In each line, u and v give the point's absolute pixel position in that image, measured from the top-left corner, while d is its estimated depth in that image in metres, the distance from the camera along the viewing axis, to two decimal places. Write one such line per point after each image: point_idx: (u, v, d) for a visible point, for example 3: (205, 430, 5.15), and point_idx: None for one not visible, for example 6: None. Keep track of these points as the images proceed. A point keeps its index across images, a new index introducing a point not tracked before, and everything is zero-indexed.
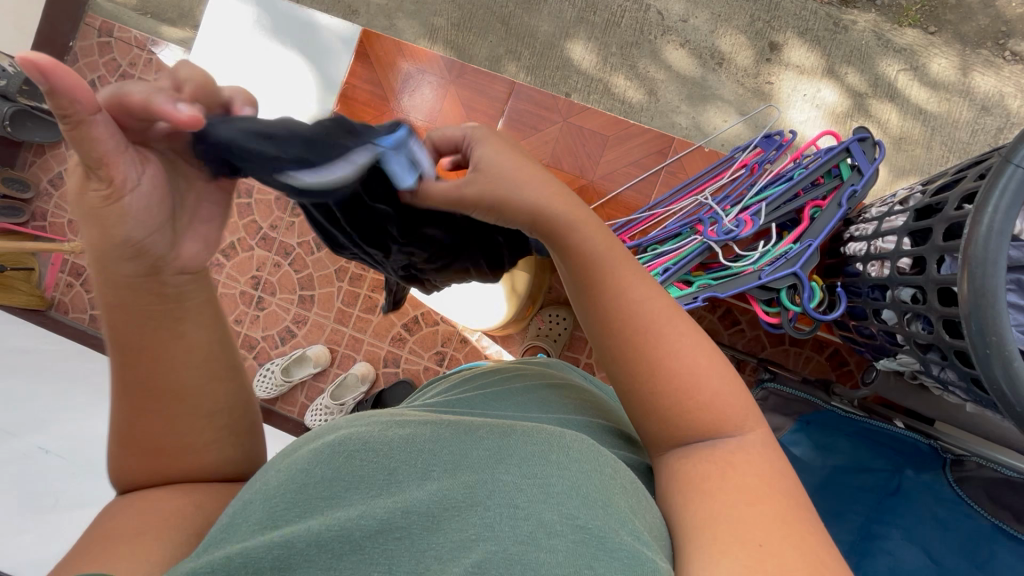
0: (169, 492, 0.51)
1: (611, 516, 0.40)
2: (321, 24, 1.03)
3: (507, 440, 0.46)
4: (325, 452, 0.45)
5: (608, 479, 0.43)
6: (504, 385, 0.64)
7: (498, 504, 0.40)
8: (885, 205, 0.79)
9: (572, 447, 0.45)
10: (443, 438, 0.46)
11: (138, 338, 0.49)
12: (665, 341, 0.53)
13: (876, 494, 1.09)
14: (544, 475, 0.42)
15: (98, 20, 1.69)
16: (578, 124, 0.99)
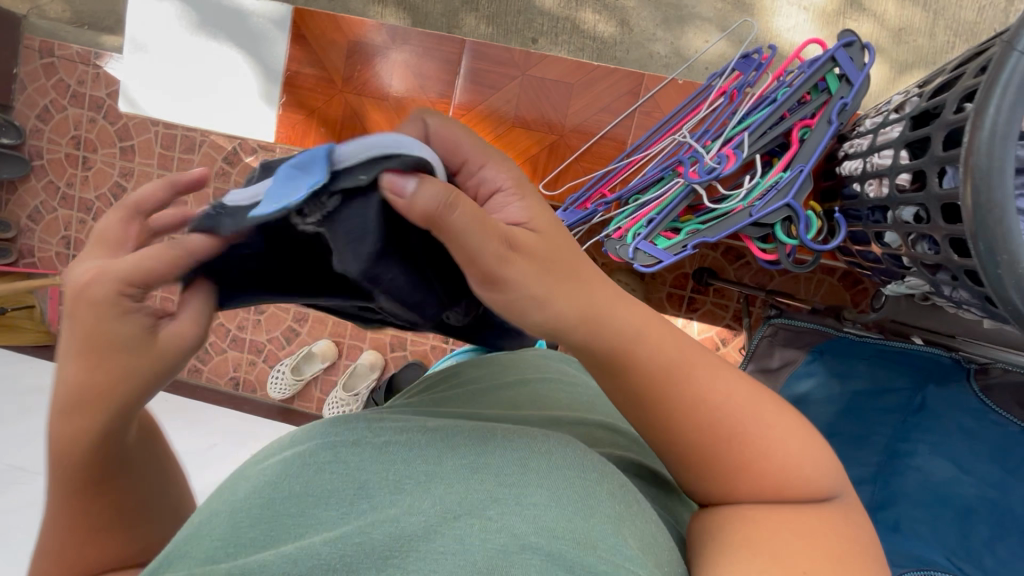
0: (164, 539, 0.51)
1: (592, 528, 0.38)
2: (252, 10, 0.95)
3: (486, 446, 0.44)
4: (295, 465, 0.43)
5: (593, 485, 0.42)
6: (492, 381, 0.63)
7: (469, 515, 0.38)
8: (880, 115, 0.72)
9: (556, 453, 0.44)
10: (414, 448, 0.44)
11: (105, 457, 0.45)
12: (756, 443, 0.43)
13: (900, 414, 1.06)
14: (521, 486, 0.41)
15: (35, 41, 1.62)
16: (539, 74, 0.91)
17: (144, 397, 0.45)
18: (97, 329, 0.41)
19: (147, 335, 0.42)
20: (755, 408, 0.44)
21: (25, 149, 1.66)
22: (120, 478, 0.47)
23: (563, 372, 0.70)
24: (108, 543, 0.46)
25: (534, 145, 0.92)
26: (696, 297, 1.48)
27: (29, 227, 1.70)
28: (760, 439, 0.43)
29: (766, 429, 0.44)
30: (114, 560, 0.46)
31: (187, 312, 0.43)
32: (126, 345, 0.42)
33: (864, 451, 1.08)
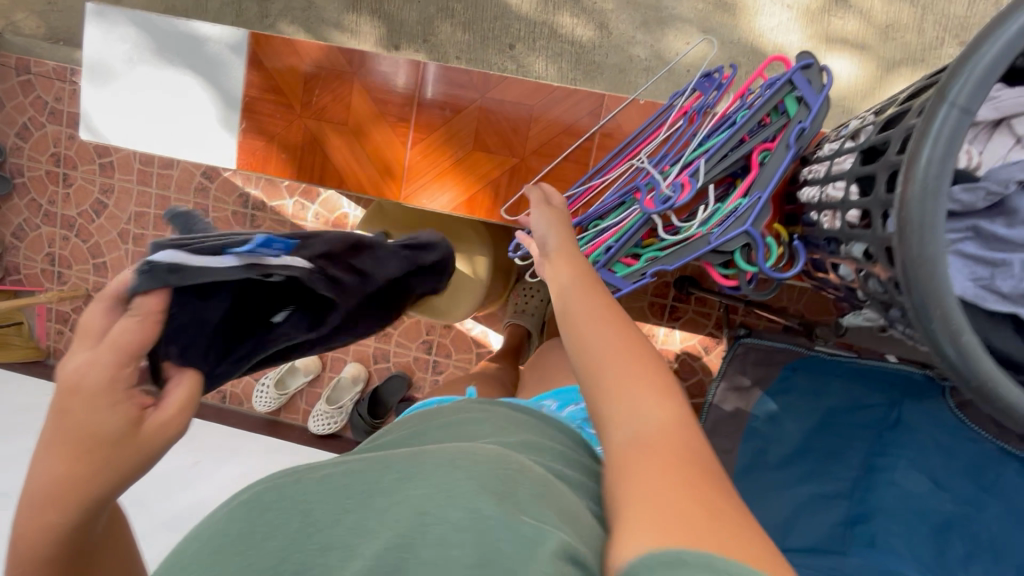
0: None
1: (511, 503, 0.44)
2: (208, 35, 0.93)
3: (416, 464, 0.50)
4: (241, 510, 0.49)
5: (513, 471, 0.49)
6: (429, 420, 0.66)
7: (408, 516, 0.44)
8: (839, 140, 0.69)
9: (481, 453, 0.51)
10: (353, 476, 0.51)
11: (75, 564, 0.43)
12: (635, 373, 0.50)
13: (877, 429, 1.05)
14: (450, 482, 0.47)
15: (11, 58, 1.61)
16: (498, 96, 0.89)
17: (123, 489, 0.44)
18: (78, 428, 0.41)
19: (130, 430, 0.42)
20: (627, 332, 0.55)
21: (7, 167, 1.66)
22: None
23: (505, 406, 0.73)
24: None
25: (496, 169, 0.91)
26: (678, 305, 1.47)
27: (14, 244, 1.71)
28: (627, 359, 0.52)
29: (625, 348, 0.53)
30: None
31: (170, 401, 0.46)
32: (100, 442, 0.41)
33: (841, 466, 1.06)
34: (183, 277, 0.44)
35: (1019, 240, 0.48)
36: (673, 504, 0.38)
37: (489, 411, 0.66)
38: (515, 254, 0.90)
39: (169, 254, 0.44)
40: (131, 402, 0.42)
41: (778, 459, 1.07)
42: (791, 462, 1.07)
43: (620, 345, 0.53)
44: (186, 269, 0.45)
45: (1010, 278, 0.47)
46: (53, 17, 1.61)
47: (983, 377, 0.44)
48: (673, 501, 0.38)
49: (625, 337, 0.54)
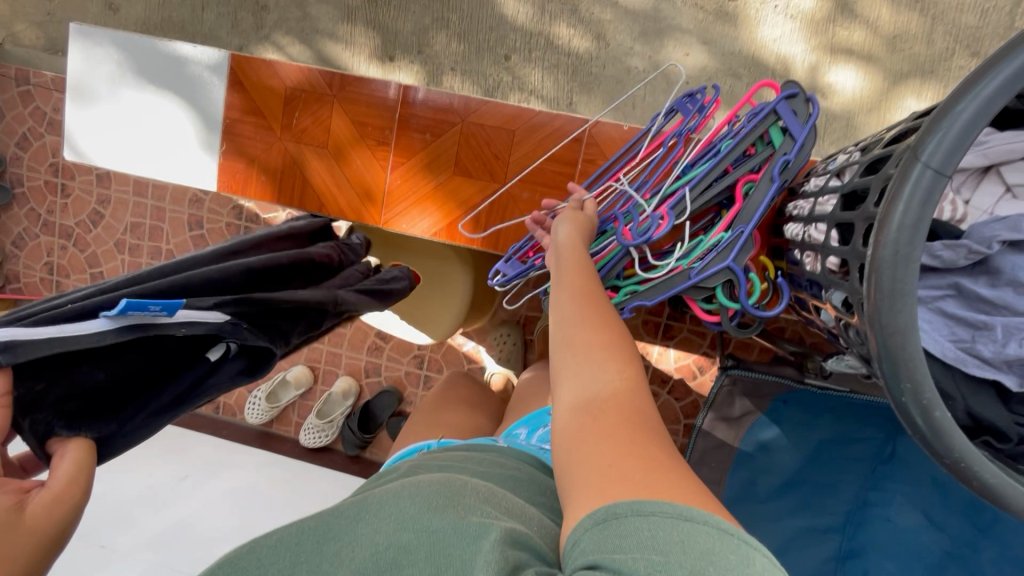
0: None
1: (458, 510, 0.56)
2: (188, 56, 0.92)
3: (360, 505, 0.60)
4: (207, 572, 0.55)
5: (457, 491, 0.60)
6: (391, 476, 0.74)
7: (364, 540, 0.54)
8: (824, 175, 0.66)
9: (419, 487, 0.61)
10: (315, 517, 0.60)
11: None
12: (603, 363, 0.54)
13: (870, 462, 1.02)
14: (398, 509, 0.57)
15: (11, 69, 1.63)
16: (478, 120, 0.86)
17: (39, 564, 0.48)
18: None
19: (12, 513, 0.47)
20: (584, 310, 0.60)
21: (6, 176, 1.68)
22: None
23: (460, 449, 0.82)
24: None
25: (477, 194, 0.89)
26: (672, 324, 1.44)
27: (14, 253, 1.72)
28: (580, 342, 0.57)
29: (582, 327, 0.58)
30: None
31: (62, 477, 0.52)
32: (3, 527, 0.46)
33: (831, 499, 1.04)
34: (14, 353, 0.49)
35: (1001, 301, 0.46)
36: (619, 468, 0.45)
37: (440, 459, 0.77)
38: (496, 282, 0.88)
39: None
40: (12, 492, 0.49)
41: (768, 491, 1.05)
42: (780, 495, 1.05)
43: (575, 328, 0.58)
44: (19, 346, 0.49)
45: (990, 343, 0.45)
46: (51, 27, 1.62)
47: (958, 455, 0.41)
48: (616, 462, 0.46)
49: (582, 318, 0.59)
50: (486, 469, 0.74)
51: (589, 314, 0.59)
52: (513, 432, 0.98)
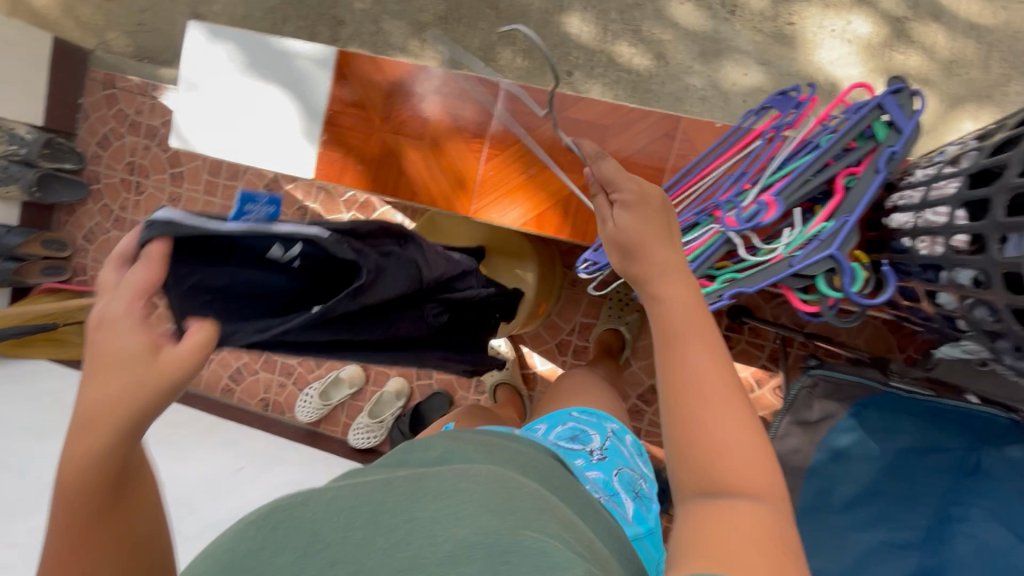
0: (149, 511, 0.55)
1: (518, 518, 0.51)
2: (298, 52, 0.99)
3: (417, 489, 0.55)
4: (263, 525, 0.54)
5: (515, 494, 0.55)
6: (450, 453, 0.69)
7: (416, 537, 0.49)
8: (933, 165, 0.68)
9: (476, 479, 0.57)
10: (367, 497, 0.55)
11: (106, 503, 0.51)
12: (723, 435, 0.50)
13: (951, 476, 0.97)
14: (456, 503, 0.52)
15: (101, 74, 1.73)
16: (574, 116, 0.91)
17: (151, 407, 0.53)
18: (111, 347, 0.53)
19: (146, 352, 0.53)
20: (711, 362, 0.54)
21: (84, 173, 1.75)
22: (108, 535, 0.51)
23: (515, 442, 0.79)
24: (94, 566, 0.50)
25: (568, 185, 0.92)
26: (730, 335, 1.43)
27: (84, 247, 1.78)
28: (708, 398, 0.52)
29: (708, 382, 0.52)
30: None
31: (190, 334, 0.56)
32: (134, 360, 0.52)
33: (912, 514, 0.99)
34: (170, 225, 0.52)
35: None
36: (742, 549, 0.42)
37: (483, 449, 0.72)
38: (582, 270, 0.90)
39: (163, 210, 0.53)
40: (154, 333, 0.54)
41: (844, 500, 1.02)
42: (854, 506, 1.02)
43: (703, 384, 0.52)
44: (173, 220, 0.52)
45: None
46: (141, 37, 1.73)
47: None
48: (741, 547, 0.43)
49: (708, 371, 0.53)
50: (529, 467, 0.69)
51: (714, 368, 0.53)
52: (534, 426, 1.06)
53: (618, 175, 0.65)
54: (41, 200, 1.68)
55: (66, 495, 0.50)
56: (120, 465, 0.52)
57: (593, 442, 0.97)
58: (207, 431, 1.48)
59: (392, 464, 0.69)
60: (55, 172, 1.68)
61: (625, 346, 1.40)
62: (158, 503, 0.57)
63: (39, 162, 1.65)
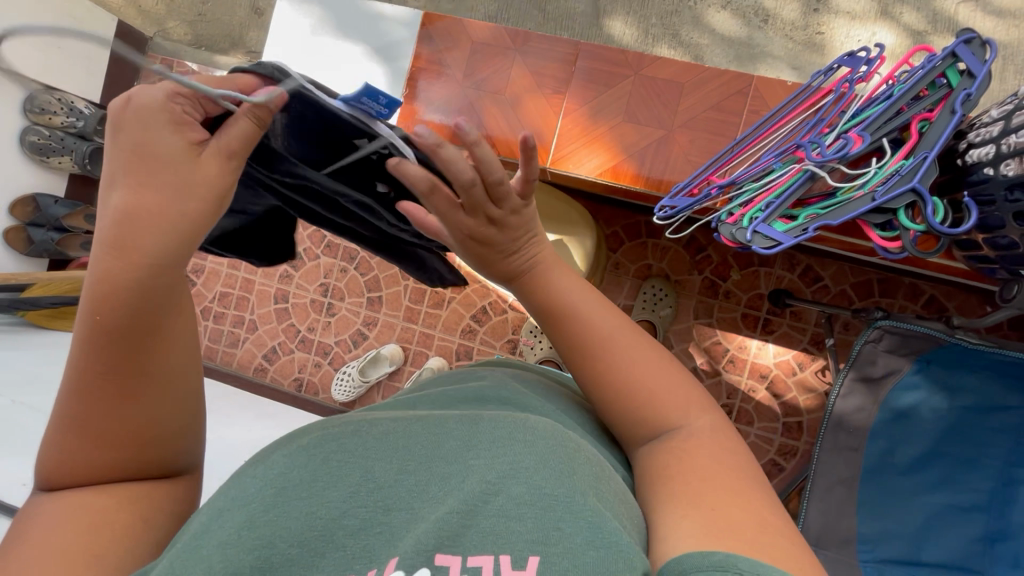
0: (172, 350, 0.49)
1: (575, 481, 0.40)
2: (387, 13, 1.11)
3: (474, 427, 0.46)
4: (300, 456, 0.46)
5: (572, 450, 0.44)
6: (477, 387, 0.59)
7: (469, 484, 0.40)
8: (1006, 105, 0.74)
9: (534, 427, 0.45)
10: (413, 432, 0.46)
11: (129, 357, 0.46)
12: (618, 357, 0.53)
13: (1015, 435, 0.98)
14: (510, 454, 0.42)
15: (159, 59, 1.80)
16: (651, 75, 1.02)
17: (184, 224, 0.44)
18: (146, 144, 0.44)
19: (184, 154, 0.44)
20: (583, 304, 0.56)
21: None
22: (127, 392, 0.47)
23: (547, 378, 0.69)
24: (127, 415, 0.47)
25: (645, 138, 1.01)
26: (772, 318, 1.42)
27: None
28: (610, 360, 0.53)
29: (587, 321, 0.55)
30: (140, 429, 0.48)
31: (236, 121, 0.45)
32: (181, 165, 0.44)
33: (975, 475, 1.01)
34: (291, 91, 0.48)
35: None
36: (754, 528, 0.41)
37: (532, 390, 0.59)
38: (658, 216, 0.93)
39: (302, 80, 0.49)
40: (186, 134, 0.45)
41: (907, 463, 1.02)
42: (919, 469, 1.03)
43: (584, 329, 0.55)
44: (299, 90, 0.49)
45: None
46: (200, 26, 1.81)
47: None
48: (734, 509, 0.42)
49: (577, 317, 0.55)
50: (588, 423, 0.57)
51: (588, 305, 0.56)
52: None
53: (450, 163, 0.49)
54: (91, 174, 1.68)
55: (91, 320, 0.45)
56: (153, 301, 0.45)
57: None
58: (245, 403, 1.46)
59: (422, 395, 0.60)
60: None
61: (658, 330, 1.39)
62: (194, 332, 0.52)
63: (93, 136, 1.65)
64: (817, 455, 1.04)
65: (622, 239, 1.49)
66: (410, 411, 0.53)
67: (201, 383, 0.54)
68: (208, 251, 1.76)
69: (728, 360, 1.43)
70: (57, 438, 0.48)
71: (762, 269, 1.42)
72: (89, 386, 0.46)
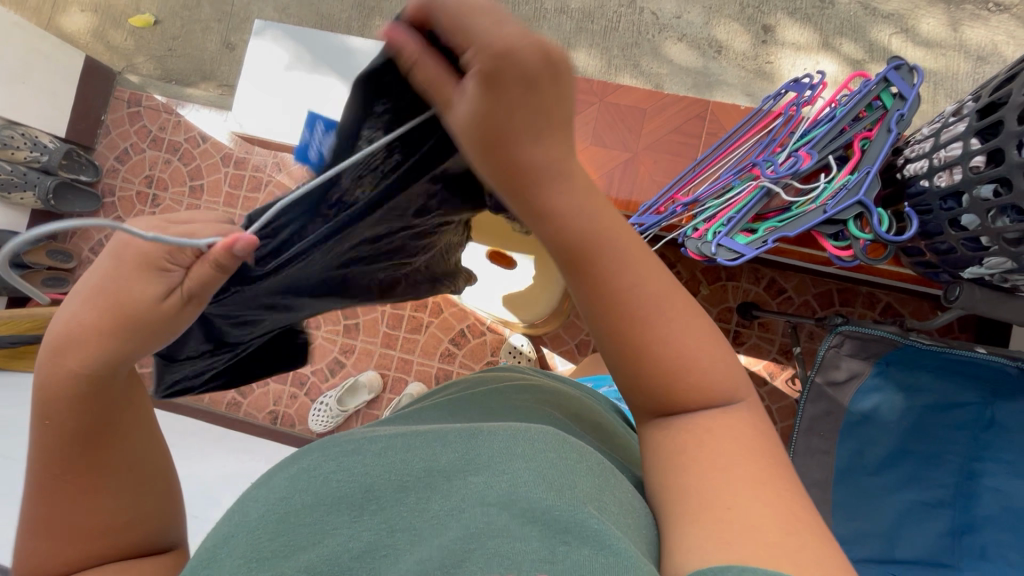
0: (134, 440, 0.52)
1: (578, 495, 0.42)
2: (360, 48, 1.16)
3: (473, 439, 0.46)
4: (302, 479, 0.45)
5: (575, 462, 0.45)
6: (474, 402, 0.59)
7: (471, 501, 0.41)
8: (936, 122, 0.81)
9: (537, 439, 0.46)
10: (415, 447, 0.46)
11: (80, 452, 0.48)
12: (653, 327, 0.47)
13: (971, 431, 1.04)
14: (511, 469, 0.43)
15: (126, 93, 1.79)
16: (615, 102, 1.08)
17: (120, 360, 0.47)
18: (119, 297, 0.44)
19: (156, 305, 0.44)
20: (615, 240, 0.47)
21: (99, 186, 1.74)
22: (93, 483, 0.49)
23: (543, 379, 0.72)
24: (92, 499, 0.50)
25: (610, 161, 1.06)
26: (741, 330, 1.47)
27: (90, 260, 1.74)
28: (645, 321, 0.47)
29: (616, 269, 0.46)
30: (109, 512, 0.50)
31: (196, 268, 0.43)
32: (143, 312, 0.45)
33: (937, 471, 1.06)
34: None
35: None
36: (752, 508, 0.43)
37: (530, 400, 0.60)
38: None
39: None
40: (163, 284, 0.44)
41: (877, 462, 1.06)
42: (888, 467, 1.07)
43: (603, 278, 0.46)
44: None
45: None
46: (170, 61, 1.82)
47: None
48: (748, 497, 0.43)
49: (611, 259, 0.47)
50: (586, 427, 0.59)
51: (609, 245, 0.46)
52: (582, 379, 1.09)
53: (467, 11, 0.36)
54: (53, 209, 1.65)
55: (43, 437, 0.48)
56: (94, 412, 0.48)
57: None
58: (219, 438, 1.42)
59: (412, 411, 0.62)
60: (71, 182, 1.67)
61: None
62: (150, 430, 0.54)
63: (58, 171, 1.63)
64: (793, 460, 1.07)
65: None
66: (408, 424, 0.53)
67: (167, 457, 0.56)
68: None
69: None
70: (25, 542, 0.50)
71: (730, 283, 1.48)
72: (46, 488, 0.49)
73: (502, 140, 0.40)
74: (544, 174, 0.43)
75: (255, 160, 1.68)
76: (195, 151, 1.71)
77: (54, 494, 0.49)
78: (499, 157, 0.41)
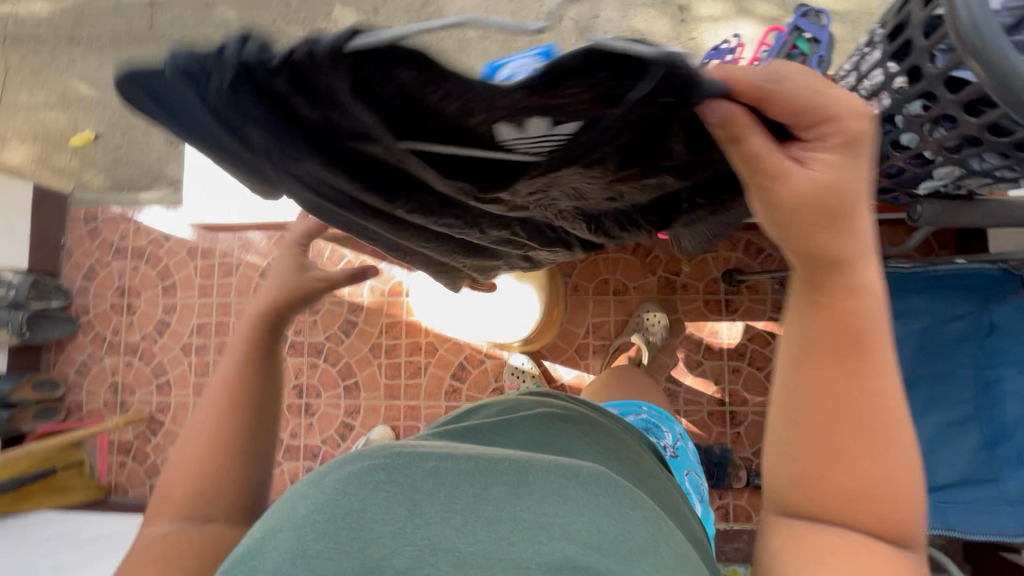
0: (272, 409, 0.61)
1: (633, 548, 0.41)
2: None
3: (525, 476, 0.45)
4: (352, 484, 0.44)
5: (626, 510, 0.45)
6: (520, 433, 0.59)
7: (522, 537, 0.39)
8: (854, 56, 0.83)
9: (590, 487, 0.46)
10: (467, 476, 0.45)
11: (243, 394, 0.59)
12: (887, 448, 0.39)
13: (974, 339, 1.04)
14: (564, 515, 0.42)
15: (81, 211, 1.80)
16: None
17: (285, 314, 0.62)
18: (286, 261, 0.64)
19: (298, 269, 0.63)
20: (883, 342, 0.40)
21: (72, 308, 1.76)
22: (234, 432, 0.57)
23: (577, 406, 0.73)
24: (231, 445, 0.57)
25: None
26: (732, 298, 1.48)
27: (78, 383, 1.73)
28: (881, 438, 0.39)
29: (879, 375, 0.39)
30: (236, 465, 0.56)
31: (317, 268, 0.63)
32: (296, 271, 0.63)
33: (954, 388, 1.05)
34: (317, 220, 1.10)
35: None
36: None
37: (574, 434, 0.61)
38: None
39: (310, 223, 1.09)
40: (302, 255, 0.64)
41: None
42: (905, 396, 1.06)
43: (865, 373, 0.39)
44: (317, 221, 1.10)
45: None
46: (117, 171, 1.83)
47: None
48: None
49: (880, 351, 0.39)
50: (624, 464, 0.60)
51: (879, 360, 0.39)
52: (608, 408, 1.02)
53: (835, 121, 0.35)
54: (30, 341, 1.64)
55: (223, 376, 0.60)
56: (257, 362, 0.61)
57: (666, 438, 0.94)
58: None
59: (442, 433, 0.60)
60: (44, 310, 1.67)
61: (644, 350, 1.39)
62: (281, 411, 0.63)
63: (29, 303, 1.63)
64: None
65: (575, 262, 1.56)
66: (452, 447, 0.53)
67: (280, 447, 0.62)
68: (169, 386, 1.69)
69: (705, 348, 1.48)
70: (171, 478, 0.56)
71: (709, 254, 1.49)
72: (206, 421, 0.58)
73: (825, 214, 0.35)
74: (842, 261, 0.38)
75: (222, 247, 1.69)
76: (160, 252, 1.73)
77: (208, 433, 0.57)
78: (795, 222, 0.36)
